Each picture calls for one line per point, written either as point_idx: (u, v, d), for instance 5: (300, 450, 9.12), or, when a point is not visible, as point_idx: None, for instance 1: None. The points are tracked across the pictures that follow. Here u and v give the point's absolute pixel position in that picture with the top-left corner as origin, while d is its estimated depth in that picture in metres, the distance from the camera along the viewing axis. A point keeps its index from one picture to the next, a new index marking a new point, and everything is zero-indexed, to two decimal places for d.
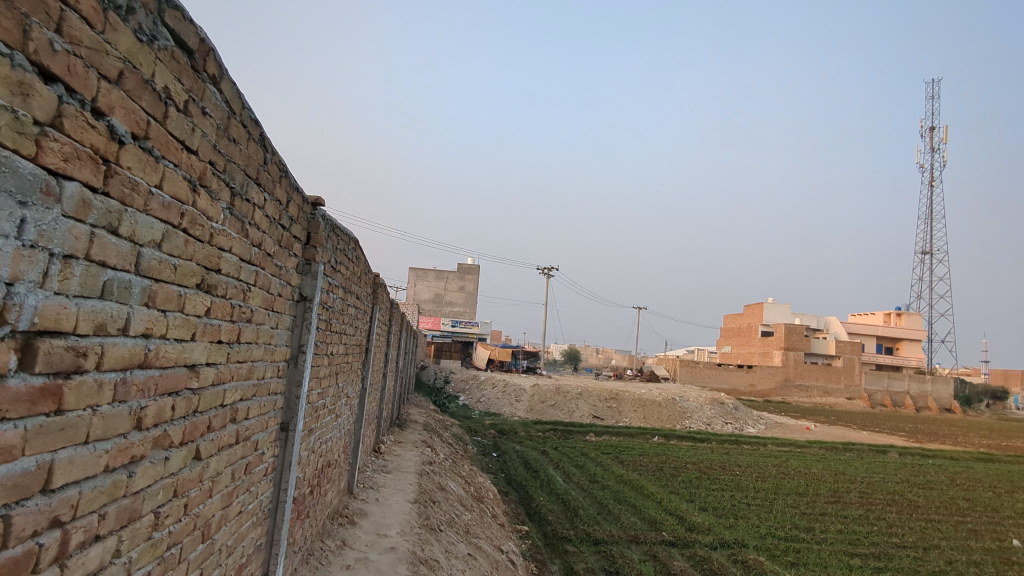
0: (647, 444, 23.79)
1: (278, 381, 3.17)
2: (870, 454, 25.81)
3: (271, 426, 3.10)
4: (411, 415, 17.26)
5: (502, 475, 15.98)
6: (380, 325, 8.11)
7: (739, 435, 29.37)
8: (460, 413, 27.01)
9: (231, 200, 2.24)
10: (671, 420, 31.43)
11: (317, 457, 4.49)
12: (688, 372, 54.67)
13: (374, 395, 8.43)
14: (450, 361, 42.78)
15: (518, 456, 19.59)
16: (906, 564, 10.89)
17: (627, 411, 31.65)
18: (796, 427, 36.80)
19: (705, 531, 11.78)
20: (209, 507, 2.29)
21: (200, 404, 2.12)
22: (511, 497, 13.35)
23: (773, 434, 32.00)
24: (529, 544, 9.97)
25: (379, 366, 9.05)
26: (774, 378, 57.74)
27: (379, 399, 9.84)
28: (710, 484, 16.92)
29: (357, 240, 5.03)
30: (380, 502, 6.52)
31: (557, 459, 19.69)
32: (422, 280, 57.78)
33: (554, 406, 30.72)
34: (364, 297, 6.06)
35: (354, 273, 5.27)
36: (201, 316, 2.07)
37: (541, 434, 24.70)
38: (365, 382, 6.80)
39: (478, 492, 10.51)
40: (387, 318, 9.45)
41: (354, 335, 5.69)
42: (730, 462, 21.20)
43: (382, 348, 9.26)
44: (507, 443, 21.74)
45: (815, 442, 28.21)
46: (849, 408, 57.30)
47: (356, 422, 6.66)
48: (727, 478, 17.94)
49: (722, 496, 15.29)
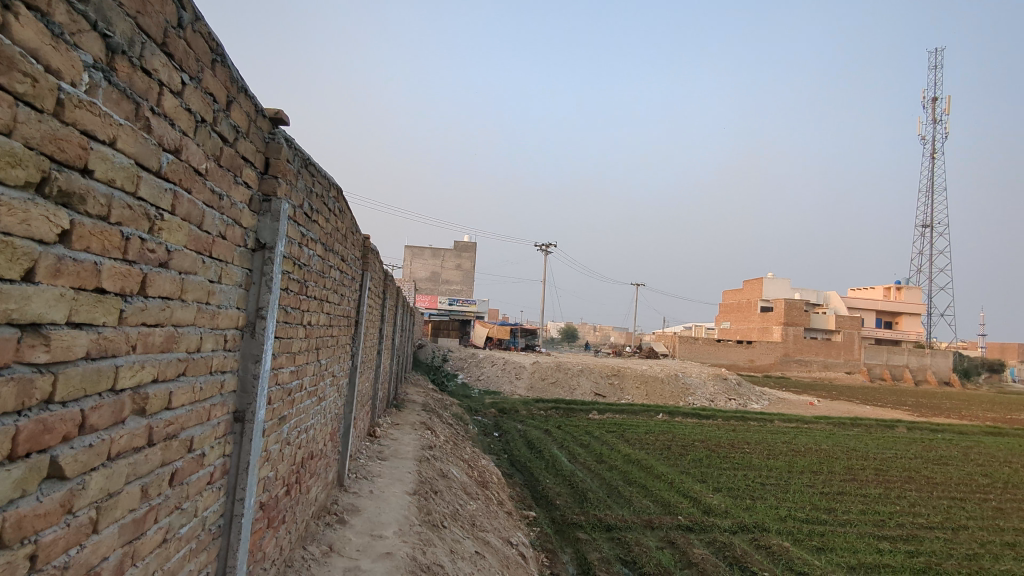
0: (652, 422, 23.22)
1: (224, 356, 2.33)
2: (879, 429, 25.22)
3: (215, 418, 2.26)
4: (409, 394, 16.58)
5: (505, 457, 15.27)
6: (372, 297, 7.27)
7: (743, 411, 28.78)
8: (459, 392, 26.36)
9: (109, 61, 1.43)
10: (674, 397, 30.81)
11: (292, 451, 3.67)
12: (687, 348, 54.18)
13: (367, 374, 7.62)
14: (448, 339, 42.07)
15: (521, 436, 18.95)
16: (937, 547, 10.22)
17: (630, 388, 31.02)
18: (800, 403, 36.23)
19: (722, 514, 11.11)
20: (91, 551, 1.47)
21: (55, 393, 1.31)
22: (515, 481, 12.64)
23: (778, 410, 31.40)
24: (538, 532, 9.26)
25: (373, 344, 8.25)
26: (774, 353, 57.31)
27: (374, 379, 9.05)
28: (720, 462, 16.32)
29: (338, 187, 4.18)
30: (374, 495, 5.73)
31: (561, 438, 19.07)
32: (418, 258, 56.81)
33: (555, 384, 30.08)
34: (351, 260, 5.24)
35: (337, 229, 4.42)
36: (47, 245, 1.26)
37: (543, 412, 24.08)
38: (355, 360, 5.98)
39: (482, 477, 9.78)
40: (380, 290, 8.62)
41: (339, 304, 4.86)
42: (738, 440, 20.61)
43: (376, 322, 8.45)
44: (508, 422, 21.14)
45: (822, 417, 27.59)
46: (849, 382, 56.94)
47: (346, 405, 5.86)
48: (737, 457, 17.35)
49: (734, 476, 14.69)
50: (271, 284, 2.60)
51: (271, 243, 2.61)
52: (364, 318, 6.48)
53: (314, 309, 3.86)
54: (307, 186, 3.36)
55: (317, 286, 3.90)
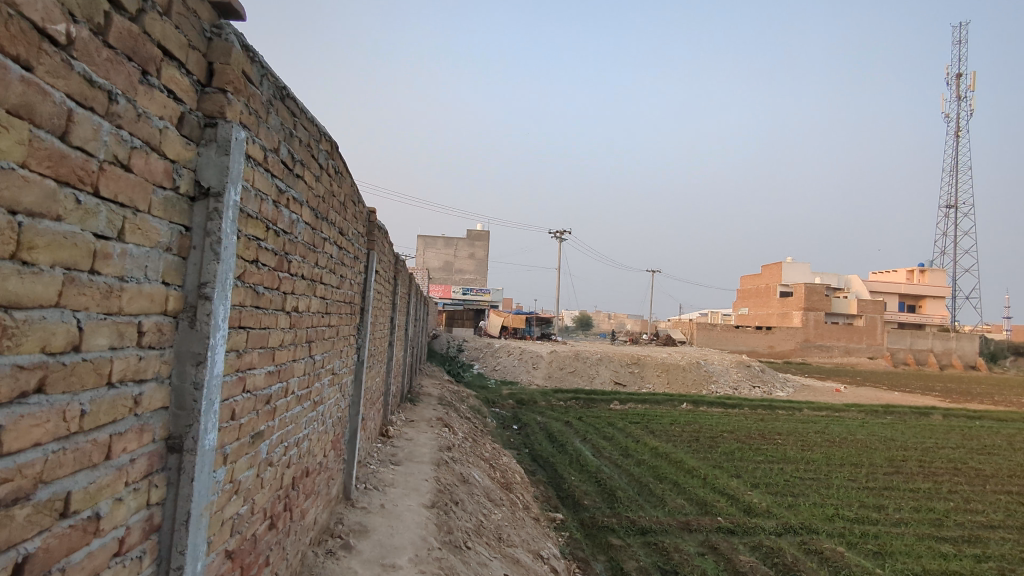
0: (677, 412, 22.36)
1: (133, 364, 1.51)
2: (914, 417, 24.11)
3: (114, 460, 1.45)
4: (424, 387, 15.88)
5: (526, 452, 14.52)
6: (380, 279, 6.44)
7: (769, 399, 27.79)
8: (476, 383, 25.65)
9: None
10: (696, 385, 29.89)
11: (276, 472, 2.88)
12: (706, 335, 53.11)
13: (376, 366, 6.82)
14: (462, 329, 41.39)
15: (541, 428, 18.20)
16: (1006, 550, 9.27)
17: (650, 376, 30.13)
18: (827, 390, 35.09)
19: (764, 513, 10.25)
20: None
21: None
22: (538, 479, 11.88)
23: (804, 397, 30.33)
24: (567, 537, 8.47)
25: (384, 331, 7.44)
26: (794, 339, 56.09)
27: (385, 373, 8.27)
28: (754, 455, 15.44)
29: (330, 139, 3.37)
30: (386, 510, 4.94)
31: (583, 430, 18.29)
32: (431, 248, 56.08)
33: (573, 373, 29.29)
34: (353, 237, 4.43)
35: (332, 192, 3.60)
36: None
37: (563, 403, 23.31)
38: (363, 352, 5.16)
39: (504, 478, 9.00)
40: (390, 273, 7.79)
41: (339, 284, 4.02)
42: (768, 430, 19.69)
43: (386, 310, 7.66)
44: (527, 414, 20.42)
45: (852, 405, 26.51)
46: (873, 367, 55.58)
47: (351, 405, 5.05)
48: (770, 449, 16.45)
49: (769, 470, 13.84)
50: (221, 246, 1.78)
51: (220, 187, 1.78)
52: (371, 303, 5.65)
53: (302, 292, 3.05)
54: (282, 126, 2.54)
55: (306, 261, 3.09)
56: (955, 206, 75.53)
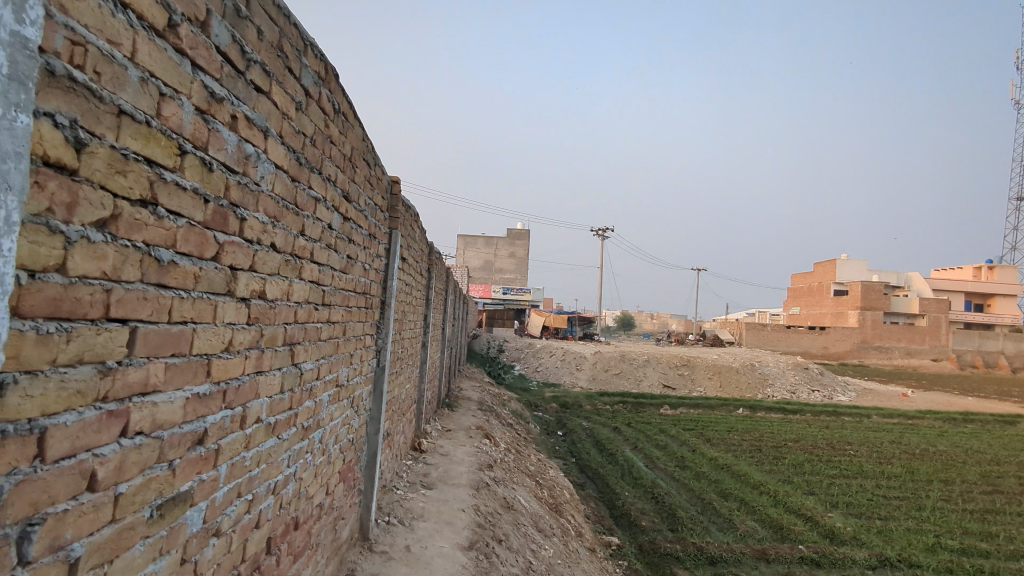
0: (733, 418, 20.94)
1: None
2: (998, 426, 22.00)
3: None
4: (463, 390, 14.98)
5: (574, 462, 13.42)
6: (408, 268, 5.45)
7: (832, 405, 25.93)
8: (517, 385, 24.66)
9: None
10: (751, 388, 28.25)
11: (229, 545, 1.88)
12: (756, 335, 50.94)
13: (405, 369, 5.86)
14: (503, 329, 40.50)
15: (588, 434, 17.08)
16: None
17: (701, 378, 28.62)
18: (893, 394, 32.80)
19: (852, 542, 8.93)
20: None
21: None
22: (589, 494, 10.78)
23: (870, 402, 28.26)
24: (626, 569, 7.41)
25: (415, 331, 6.46)
26: (851, 340, 53.27)
27: (418, 377, 7.32)
28: (826, 468, 14.00)
29: (320, 57, 2.39)
30: (412, 554, 3.94)
31: (634, 437, 17.07)
32: (471, 247, 55.35)
33: (619, 375, 28.00)
34: (368, 209, 3.45)
35: (327, 136, 2.59)
36: None
37: (610, 407, 22.12)
38: (385, 356, 4.16)
39: (553, 498, 7.94)
40: (422, 264, 6.83)
41: (343, 267, 3.01)
42: (837, 439, 18.10)
43: (418, 306, 6.72)
44: (572, 419, 19.34)
45: (926, 412, 24.45)
46: (938, 370, 52.28)
47: (369, 422, 4.06)
48: (843, 461, 14.96)
49: (848, 486, 12.38)
50: None
51: None
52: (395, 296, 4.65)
53: (272, 271, 2.04)
54: None
55: (278, 225, 2.08)
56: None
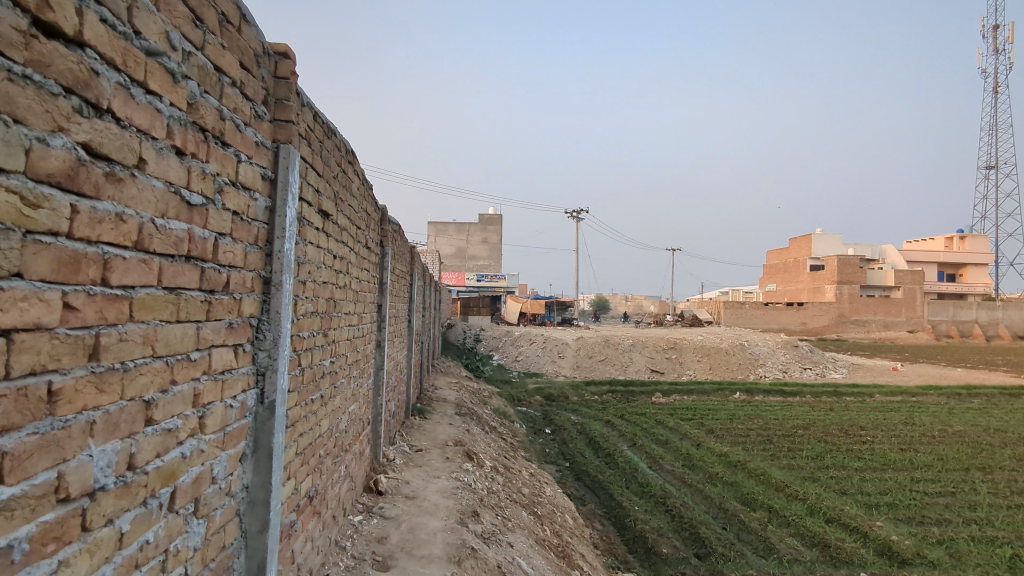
0: (731, 404, 19.54)
1: None
2: (1003, 400, 21.11)
3: None
4: (438, 390, 13.11)
5: (569, 470, 11.62)
6: (337, 232, 3.49)
7: (830, 384, 24.79)
8: (497, 378, 22.83)
9: None
10: (742, 369, 27.04)
11: None
12: (735, 314, 50.09)
13: (344, 386, 3.93)
14: (479, 317, 38.63)
15: (579, 431, 15.36)
16: None
17: (690, 361, 27.26)
18: (883, 370, 31.97)
19: (918, 563, 7.41)
20: None
21: None
22: (592, 511, 9.06)
23: (864, 380, 27.23)
24: None
25: (361, 326, 4.52)
26: (829, 315, 52.70)
27: (371, 389, 5.38)
28: (851, 461, 12.53)
29: None
30: None
31: (631, 431, 15.43)
32: (443, 234, 53.11)
33: (604, 362, 26.40)
34: (176, 50, 1.45)
35: None
36: None
37: (598, 397, 20.47)
38: (277, 382, 2.18)
39: (557, 537, 6.16)
40: (370, 234, 4.91)
41: (49, 173, 1.05)
42: (848, 423, 16.79)
43: (367, 290, 4.79)
44: (560, 413, 17.68)
45: (926, 387, 23.48)
46: (916, 341, 52.16)
47: (248, 511, 2.09)
48: (866, 450, 13.55)
49: (881, 483, 10.91)
50: None
51: None
52: (303, 276, 2.68)
53: None
54: None
55: None
56: (996, 166, 71.25)
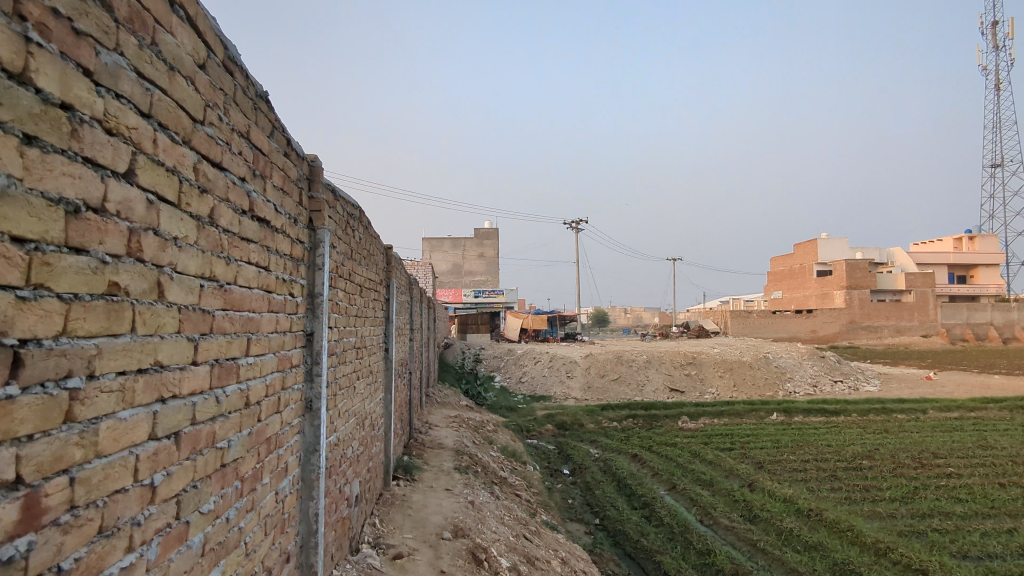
0: (771, 428, 17.09)
1: None
2: None
3: None
4: (433, 431, 10.64)
5: (602, 533, 9.07)
6: (30, 116, 1.05)
7: (870, 399, 22.30)
8: (501, 405, 20.21)
9: None
10: (770, 385, 24.59)
11: None
12: (742, 323, 47.76)
13: (149, 569, 1.46)
14: (478, 336, 36.19)
15: (604, 470, 12.84)
16: None
17: (712, 377, 24.76)
18: (916, 379, 29.46)
19: None
20: None
21: None
22: None
23: (903, 392, 24.72)
24: None
25: (238, 383, 2.05)
26: (840, 321, 50.32)
27: (295, 492, 2.87)
28: (954, 505, 10.03)
29: None
30: None
31: (665, 468, 12.90)
32: (438, 250, 50.82)
33: (617, 382, 23.84)
34: None
35: None
36: None
37: (618, 424, 17.95)
38: None
39: None
40: (271, 194, 2.45)
41: None
42: (916, 448, 14.36)
43: (263, 307, 2.33)
44: (577, 445, 15.20)
45: (982, 400, 21.00)
46: (932, 346, 49.82)
47: None
48: (962, 488, 11.06)
49: (1008, 541, 8.46)
50: None
51: None
52: None
53: None
54: None
55: None
56: (1002, 164, 69.85)
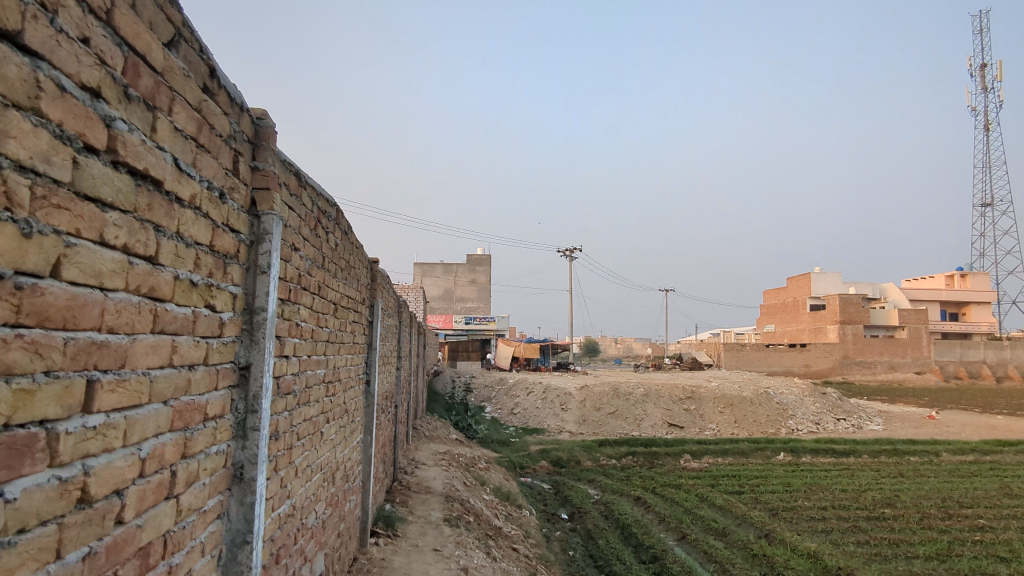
0: (780, 469, 16.06)
1: None
2: None
3: None
4: (420, 471, 9.58)
5: None
6: None
7: (878, 439, 21.32)
8: (493, 439, 19.06)
9: None
10: (772, 422, 23.58)
11: None
12: (736, 356, 46.85)
13: None
14: (469, 363, 35.01)
15: (605, 514, 11.77)
16: None
17: (712, 413, 23.72)
18: (919, 419, 28.51)
19: None
20: None
21: None
22: None
23: (910, 432, 23.78)
24: None
25: (51, 470, 1.06)
26: (834, 356, 49.57)
27: None
28: (996, 566, 9.04)
29: None
30: None
31: (673, 514, 11.83)
32: (429, 276, 49.78)
33: (614, 416, 22.76)
34: None
35: None
36: None
37: (617, 462, 16.88)
38: None
39: None
40: (171, 141, 1.50)
41: None
42: (937, 495, 13.37)
43: (138, 324, 1.35)
44: (574, 485, 14.12)
45: (994, 443, 20.05)
46: (926, 383, 49.14)
47: None
48: (1001, 544, 10.05)
49: None
50: None
51: None
52: None
53: None
54: None
55: None
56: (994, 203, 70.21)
